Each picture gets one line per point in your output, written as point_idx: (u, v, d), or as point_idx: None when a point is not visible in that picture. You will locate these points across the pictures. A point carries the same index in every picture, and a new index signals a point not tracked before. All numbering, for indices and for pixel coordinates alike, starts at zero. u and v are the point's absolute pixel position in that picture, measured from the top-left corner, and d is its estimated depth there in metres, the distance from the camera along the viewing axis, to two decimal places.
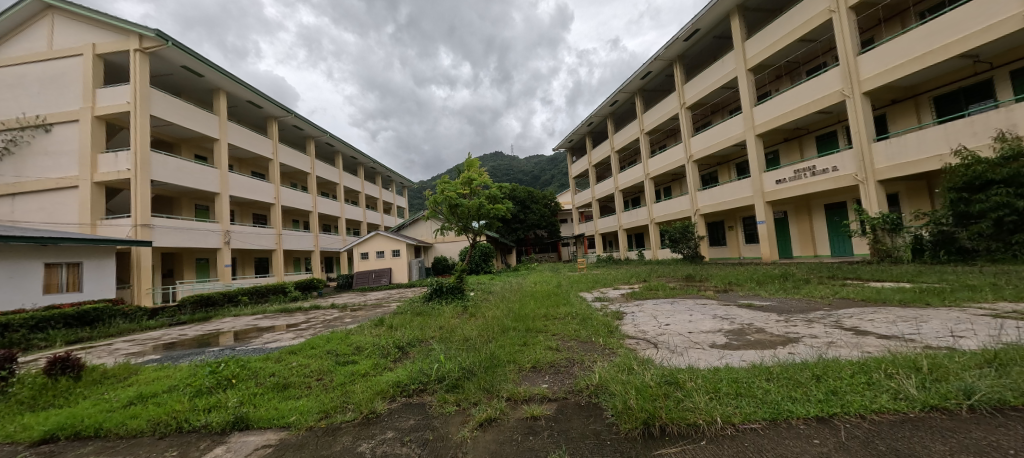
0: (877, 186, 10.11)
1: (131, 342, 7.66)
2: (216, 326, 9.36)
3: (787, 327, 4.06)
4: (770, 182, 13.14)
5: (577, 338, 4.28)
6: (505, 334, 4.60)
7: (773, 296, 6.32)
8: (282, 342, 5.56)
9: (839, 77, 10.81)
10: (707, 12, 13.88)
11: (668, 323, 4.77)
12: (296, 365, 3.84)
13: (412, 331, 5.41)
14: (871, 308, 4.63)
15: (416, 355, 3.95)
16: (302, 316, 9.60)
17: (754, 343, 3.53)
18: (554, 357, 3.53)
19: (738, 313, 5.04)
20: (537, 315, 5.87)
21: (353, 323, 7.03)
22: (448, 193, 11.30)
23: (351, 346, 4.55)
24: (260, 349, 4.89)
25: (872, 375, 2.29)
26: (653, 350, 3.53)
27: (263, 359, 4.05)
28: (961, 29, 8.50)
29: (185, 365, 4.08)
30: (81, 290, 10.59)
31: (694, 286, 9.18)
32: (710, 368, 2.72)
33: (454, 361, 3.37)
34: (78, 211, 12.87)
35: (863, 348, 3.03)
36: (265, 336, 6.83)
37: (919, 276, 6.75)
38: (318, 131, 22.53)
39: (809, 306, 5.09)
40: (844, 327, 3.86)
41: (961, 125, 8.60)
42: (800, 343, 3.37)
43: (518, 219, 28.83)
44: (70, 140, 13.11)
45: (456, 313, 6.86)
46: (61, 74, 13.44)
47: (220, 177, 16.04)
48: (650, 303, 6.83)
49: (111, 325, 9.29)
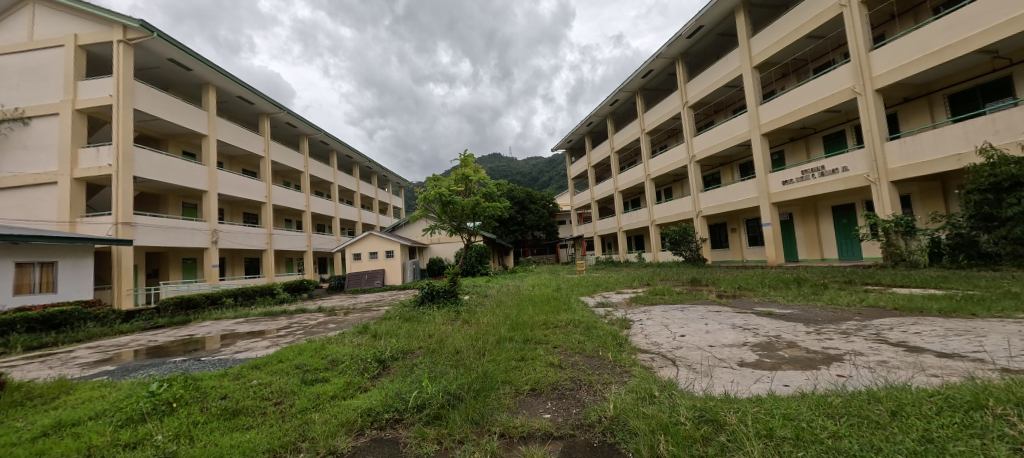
0: (890, 187, 9.64)
1: (93, 349, 7.07)
2: (191, 331, 8.75)
3: (822, 341, 3.56)
4: (776, 182, 12.66)
5: (581, 351, 3.77)
6: (500, 346, 4.07)
7: (791, 303, 5.79)
8: (253, 352, 5.02)
9: (850, 74, 10.32)
10: (712, 8, 13.45)
11: (683, 334, 4.24)
12: (257, 385, 3.30)
13: (399, 339, 4.90)
14: (910, 319, 4.12)
15: (397, 372, 3.46)
16: (285, 321, 9.02)
17: (792, 362, 3.03)
18: (555, 377, 3.01)
19: (759, 323, 4.52)
20: (536, 323, 5.33)
21: (336, 330, 6.44)
22: (440, 191, 10.63)
23: (325, 358, 4.01)
24: (225, 361, 4.34)
25: (974, 416, 1.80)
26: (673, 369, 3.01)
27: (218, 376, 3.49)
28: (982, 22, 8.04)
29: (128, 382, 3.53)
30: (55, 291, 9.98)
31: (701, 290, 8.66)
32: (752, 399, 2.21)
33: (444, 382, 2.85)
34: (56, 209, 12.26)
35: (927, 370, 2.57)
36: (237, 344, 6.24)
37: (947, 282, 6.25)
38: (312, 129, 21.98)
39: (837, 316, 4.60)
40: (891, 342, 3.36)
41: (982, 123, 8.18)
42: (847, 362, 2.88)
43: (516, 220, 28.33)
44: (49, 134, 12.52)
45: (447, 320, 6.30)
46: (41, 65, 12.84)
47: (208, 174, 15.45)
48: (657, 309, 6.31)
49: (78, 330, 8.67)
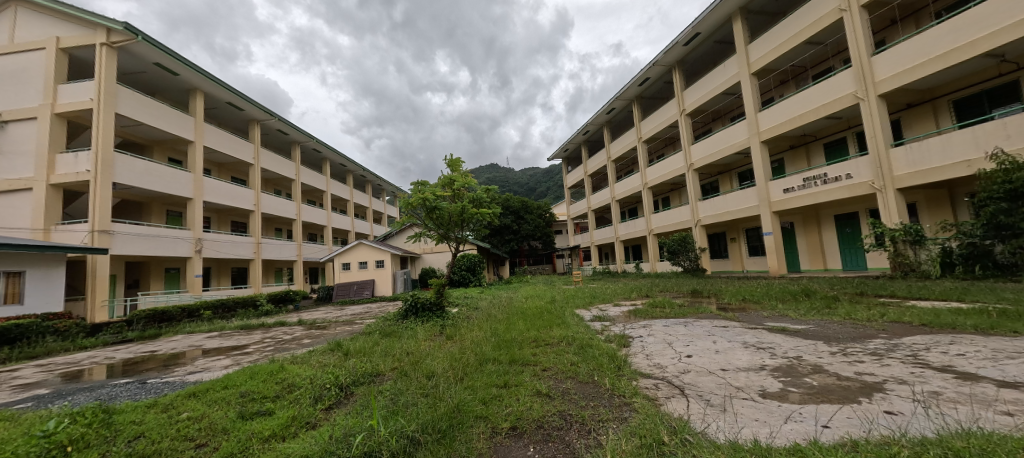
0: (896, 195, 9.24)
1: (40, 367, 6.45)
2: (155, 347, 8.10)
3: (853, 365, 3.06)
4: (777, 190, 12.25)
5: (573, 376, 3.26)
6: (480, 368, 3.57)
7: (805, 318, 5.31)
8: (207, 373, 4.48)
9: (852, 79, 10.00)
10: (710, 14, 13.21)
11: (689, 354, 3.75)
12: (186, 420, 2.74)
13: (371, 358, 4.40)
14: (943, 338, 3.65)
15: (356, 403, 2.92)
16: (259, 335, 8.42)
17: (824, 392, 2.53)
18: (542, 412, 2.49)
19: (774, 341, 4.01)
20: (525, 340, 4.82)
21: (307, 346, 5.91)
22: (425, 196, 10.08)
23: (279, 383, 3.47)
24: (166, 386, 3.77)
25: None
26: (683, 402, 2.51)
27: (143, 408, 2.95)
28: (989, 25, 7.75)
29: (34, 416, 2.97)
30: (21, 303, 9.31)
31: (702, 302, 8.16)
32: (789, 449, 1.73)
33: (403, 419, 2.32)
34: (30, 216, 11.68)
35: (996, 406, 2.09)
36: (195, 363, 5.63)
37: (970, 295, 5.79)
38: (304, 136, 21.54)
39: (859, 333, 4.14)
40: (935, 367, 2.88)
41: (993, 128, 7.81)
42: (890, 394, 2.40)
43: (511, 229, 27.83)
44: (26, 138, 12.02)
45: (429, 336, 5.76)
46: (21, 69, 12.40)
47: (193, 181, 14.91)
48: (658, 324, 5.82)
49: (36, 345, 8.06)
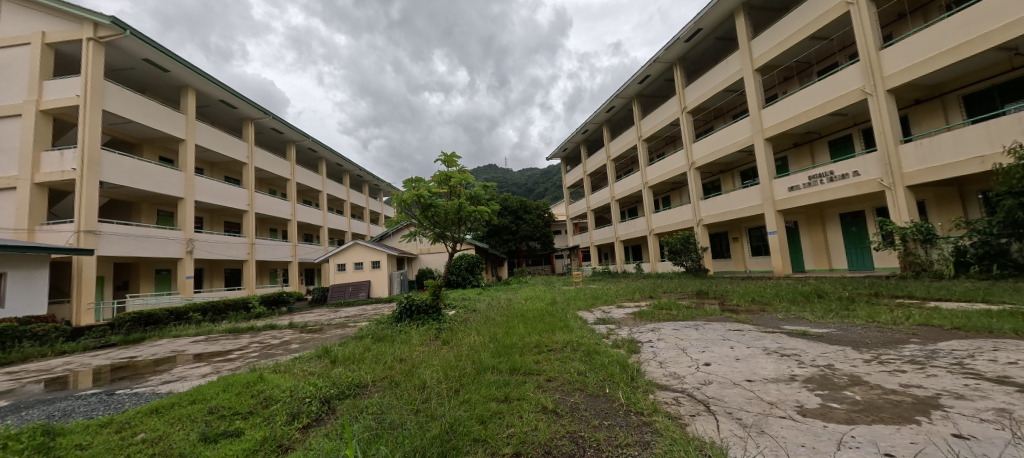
0: (906, 192, 8.94)
1: (10, 375, 6.06)
2: (136, 352, 7.71)
3: (893, 376, 2.74)
4: (781, 189, 11.94)
5: (580, 388, 2.93)
6: (477, 378, 3.24)
7: (822, 320, 5.02)
8: (183, 383, 4.12)
9: (860, 74, 9.69)
10: (712, 10, 12.90)
11: (707, 362, 3.43)
12: (140, 443, 2.39)
13: (361, 366, 4.07)
14: (979, 343, 3.36)
15: (339, 420, 2.59)
16: (247, 339, 8.04)
17: (871, 410, 2.20)
18: (548, 433, 2.16)
19: (797, 347, 3.70)
20: (526, 345, 4.48)
21: (295, 352, 5.56)
22: (420, 193, 9.71)
23: (255, 396, 3.13)
24: (131, 399, 3.41)
25: None
26: (712, 421, 2.17)
27: (95, 428, 2.60)
28: (1003, 16, 7.46)
29: None
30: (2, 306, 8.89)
31: (710, 304, 7.84)
32: None
33: (386, 447, 1.99)
34: (13, 216, 11.26)
35: None
36: (173, 371, 5.26)
37: (994, 295, 5.51)
38: (298, 135, 21.12)
39: (887, 337, 3.85)
40: (988, 378, 2.56)
41: (1008, 122, 7.52)
42: (950, 412, 2.07)
43: (510, 229, 27.49)
44: (10, 136, 11.60)
45: (425, 341, 5.42)
46: (5, 64, 11.98)
47: (184, 180, 14.51)
48: (666, 327, 5.50)
49: (12, 351, 7.67)
